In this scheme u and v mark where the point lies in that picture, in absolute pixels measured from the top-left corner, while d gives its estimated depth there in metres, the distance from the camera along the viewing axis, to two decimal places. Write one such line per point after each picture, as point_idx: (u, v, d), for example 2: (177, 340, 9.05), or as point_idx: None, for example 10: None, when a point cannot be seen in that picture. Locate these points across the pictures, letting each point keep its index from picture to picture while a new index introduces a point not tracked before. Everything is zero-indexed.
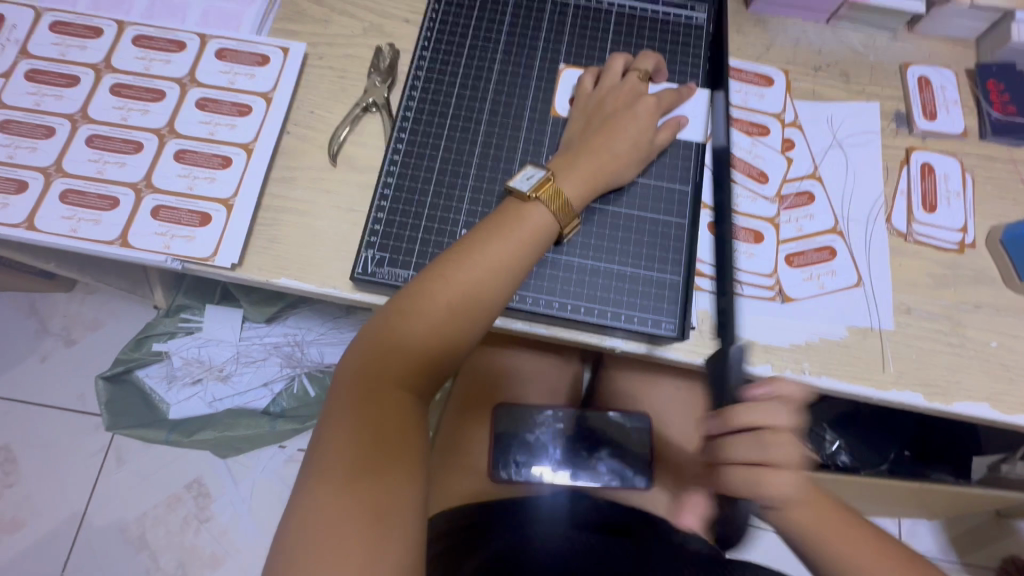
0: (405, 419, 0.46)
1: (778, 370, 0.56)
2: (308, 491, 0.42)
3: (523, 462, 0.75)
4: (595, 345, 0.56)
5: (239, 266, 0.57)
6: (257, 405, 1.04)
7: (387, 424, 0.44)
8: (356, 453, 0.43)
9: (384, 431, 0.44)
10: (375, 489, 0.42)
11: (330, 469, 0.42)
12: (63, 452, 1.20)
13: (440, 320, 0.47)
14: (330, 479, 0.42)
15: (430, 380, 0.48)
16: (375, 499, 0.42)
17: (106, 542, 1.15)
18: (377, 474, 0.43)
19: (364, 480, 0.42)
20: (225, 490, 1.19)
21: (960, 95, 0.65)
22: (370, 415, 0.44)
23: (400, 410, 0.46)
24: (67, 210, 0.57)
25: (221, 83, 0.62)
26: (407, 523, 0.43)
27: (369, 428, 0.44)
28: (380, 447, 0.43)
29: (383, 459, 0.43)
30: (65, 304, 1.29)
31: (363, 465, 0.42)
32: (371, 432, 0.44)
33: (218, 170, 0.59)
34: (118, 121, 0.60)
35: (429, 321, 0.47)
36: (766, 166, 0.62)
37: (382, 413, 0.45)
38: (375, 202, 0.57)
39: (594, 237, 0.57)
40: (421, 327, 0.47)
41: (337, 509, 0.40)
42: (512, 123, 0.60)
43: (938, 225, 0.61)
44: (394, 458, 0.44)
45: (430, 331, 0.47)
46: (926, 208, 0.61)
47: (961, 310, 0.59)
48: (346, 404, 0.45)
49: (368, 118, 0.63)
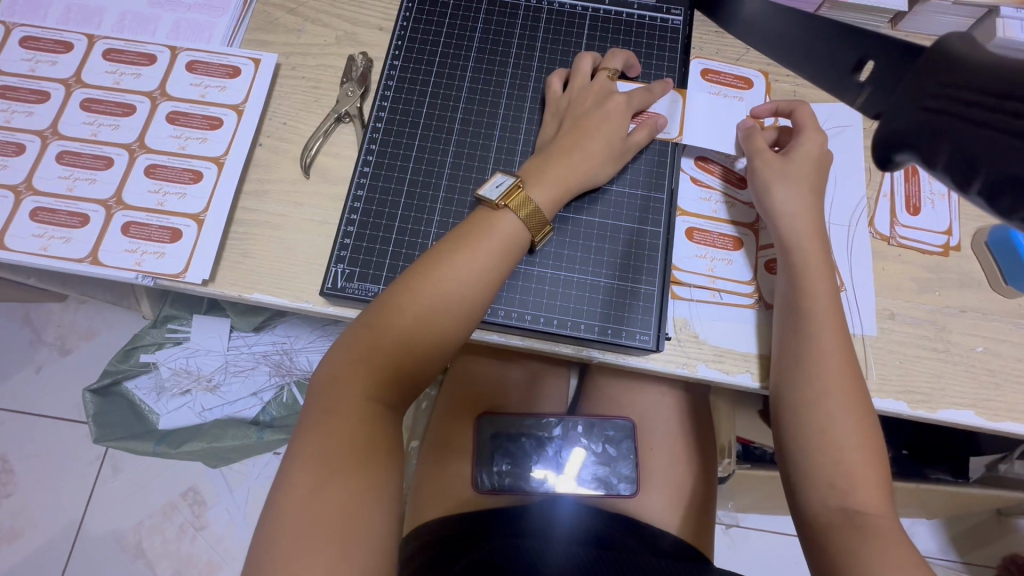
0: (380, 425, 0.45)
1: (758, 380, 0.55)
2: (283, 497, 0.41)
3: (506, 471, 0.73)
4: (570, 356, 0.56)
5: (211, 281, 0.57)
6: (246, 415, 1.03)
7: (361, 433, 0.44)
8: (331, 458, 0.42)
9: (357, 439, 0.43)
10: (346, 497, 0.41)
11: (302, 474, 0.41)
12: (57, 463, 1.20)
13: (410, 330, 0.46)
14: (302, 484, 0.41)
15: (402, 386, 0.47)
16: (349, 503, 0.41)
17: (101, 552, 1.15)
18: (350, 480, 0.42)
19: (335, 488, 0.41)
20: (218, 499, 1.19)
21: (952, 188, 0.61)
22: (342, 421, 0.44)
23: (374, 416, 0.45)
24: (38, 228, 0.57)
25: (192, 96, 0.61)
26: (378, 534, 0.41)
27: (343, 434, 0.43)
28: (352, 457, 0.43)
29: (357, 468, 0.42)
30: (57, 315, 1.29)
31: (336, 470, 0.42)
32: (346, 437, 0.43)
33: (189, 185, 0.58)
34: (88, 136, 0.60)
35: (400, 331, 0.46)
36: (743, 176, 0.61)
37: (356, 419, 0.44)
38: (345, 215, 0.56)
39: (567, 247, 0.56)
40: (390, 339, 0.46)
41: (311, 513, 0.40)
42: (485, 131, 0.60)
43: (921, 228, 0.60)
44: (369, 463, 0.43)
45: (401, 342, 0.46)
46: (909, 210, 0.60)
47: (946, 314, 0.58)
48: (319, 411, 0.44)
49: (341, 128, 0.62)
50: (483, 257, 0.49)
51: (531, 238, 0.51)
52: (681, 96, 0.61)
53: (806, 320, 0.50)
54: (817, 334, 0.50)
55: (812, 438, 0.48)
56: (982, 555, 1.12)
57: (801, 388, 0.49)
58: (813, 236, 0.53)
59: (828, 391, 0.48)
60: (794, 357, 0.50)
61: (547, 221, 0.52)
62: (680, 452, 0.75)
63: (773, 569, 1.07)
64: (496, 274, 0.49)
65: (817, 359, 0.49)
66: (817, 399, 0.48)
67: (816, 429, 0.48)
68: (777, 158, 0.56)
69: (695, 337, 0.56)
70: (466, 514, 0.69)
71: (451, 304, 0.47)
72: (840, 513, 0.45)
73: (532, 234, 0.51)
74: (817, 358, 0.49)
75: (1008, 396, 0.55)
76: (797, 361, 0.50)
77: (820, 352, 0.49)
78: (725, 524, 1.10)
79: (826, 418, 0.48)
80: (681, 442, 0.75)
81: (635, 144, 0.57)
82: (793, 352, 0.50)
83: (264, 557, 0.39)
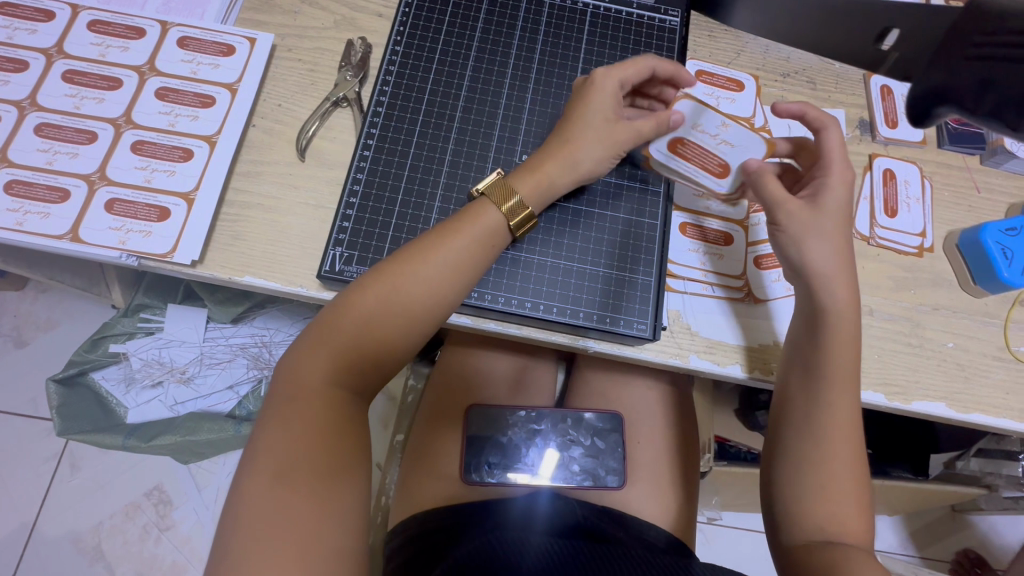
0: (345, 409, 0.45)
1: (747, 371, 0.56)
2: (244, 483, 0.40)
3: (495, 464, 0.73)
4: (567, 345, 0.56)
5: (200, 263, 0.55)
6: (221, 409, 1.00)
7: (326, 419, 0.44)
8: (295, 443, 0.42)
9: (323, 425, 0.43)
10: (310, 483, 0.41)
11: (265, 460, 0.41)
12: (12, 459, 1.13)
13: (373, 313, 0.45)
14: (264, 471, 0.40)
15: (367, 374, 0.46)
16: (315, 487, 0.41)
17: (56, 555, 1.09)
18: (317, 465, 0.42)
19: (299, 475, 0.41)
20: (186, 498, 1.14)
21: (924, 192, 0.65)
22: (309, 407, 0.43)
23: (336, 402, 0.45)
24: (13, 202, 0.54)
25: (183, 73, 0.59)
26: (346, 513, 0.42)
27: (313, 421, 0.43)
28: (317, 441, 0.42)
29: (320, 453, 0.42)
30: (14, 304, 1.22)
31: (305, 454, 0.42)
32: (313, 423, 0.43)
33: (178, 163, 0.56)
34: (70, 109, 0.57)
35: (364, 313, 0.45)
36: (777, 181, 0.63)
37: (320, 405, 0.44)
38: (344, 199, 0.56)
39: (566, 236, 0.57)
40: (352, 324, 0.45)
41: (272, 502, 0.39)
42: (486, 119, 0.60)
43: (899, 230, 0.63)
44: (332, 448, 0.43)
45: (355, 319, 0.45)
46: (888, 212, 0.63)
47: (919, 311, 0.61)
48: (283, 395, 0.44)
49: (338, 112, 0.61)
50: (448, 243, 0.48)
51: (510, 229, 0.50)
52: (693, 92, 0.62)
53: (821, 326, 0.50)
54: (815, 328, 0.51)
55: (780, 472, 0.49)
56: (939, 550, 1.17)
57: (802, 438, 0.49)
58: (840, 261, 0.51)
59: (834, 454, 0.47)
60: (800, 415, 0.49)
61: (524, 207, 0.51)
62: (667, 446, 0.76)
63: (748, 565, 1.10)
64: (462, 262, 0.48)
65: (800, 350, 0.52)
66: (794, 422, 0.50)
67: (813, 474, 0.47)
68: (804, 208, 0.52)
69: (687, 329, 0.57)
70: (450, 509, 0.69)
71: (426, 290, 0.47)
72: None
73: (513, 230, 0.51)
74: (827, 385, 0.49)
75: (975, 390, 0.58)
76: (810, 426, 0.49)
77: (827, 404, 0.48)
78: (704, 521, 1.12)
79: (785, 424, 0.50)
80: (667, 435, 0.77)
81: (623, 134, 0.54)
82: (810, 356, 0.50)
83: (226, 550, 0.38)
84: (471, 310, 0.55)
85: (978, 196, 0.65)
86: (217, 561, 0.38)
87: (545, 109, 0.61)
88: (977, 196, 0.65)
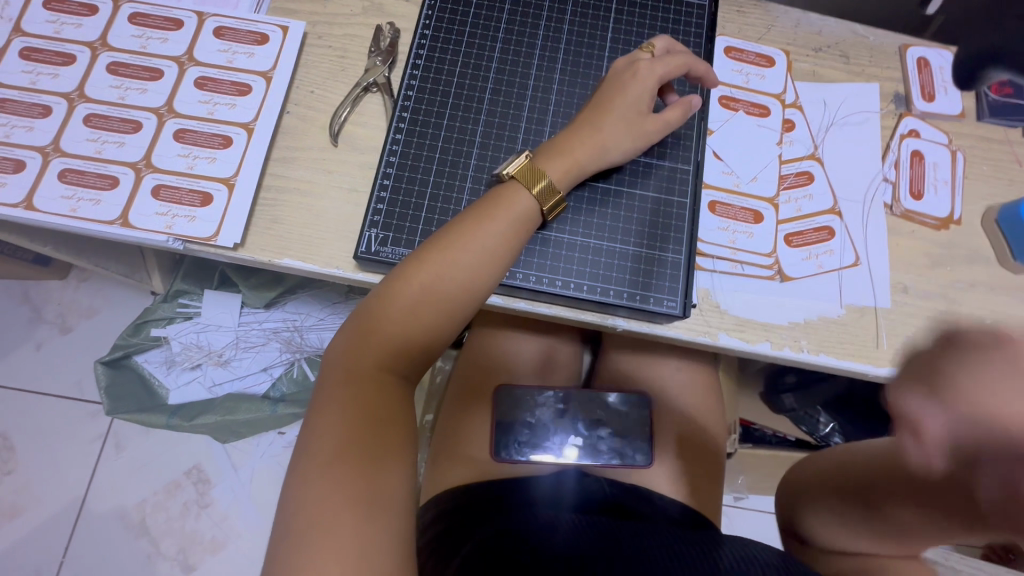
0: (390, 394, 0.45)
1: (777, 348, 0.57)
2: (299, 468, 0.41)
3: (523, 442, 0.74)
4: (598, 324, 0.57)
5: (242, 245, 0.57)
6: (257, 390, 1.03)
7: (377, 408, 0.44)
8: (348, 430, 0.42)
9: (373, 413, 0.43)
10: (362, 467, 0.40)
11: (315, 450, 0.41)
12: (63, 439, 1.20)
13: (416, 299, 0.47)
14: (319, 456, 0.41)
15: (413, 359, 0.47)
16: (368, 473, 0.40)
17: (106, 529, 1.16)
18: (369, 453, 0.41)
19: (352, 461, 0.40)
20: (225, 476, 1.19)
21: (952, 175, 0.63)
22: (358, 395, 0.44)
23: (385, 390, 0.45)
24: (67, 189, 0.57)
25: (219, 62, 0.61)
26: (396, 502, 0.41)
27: (362, 409, 0.43)
28: (368, 430, 0.42)
29: (373, 440, 0.42)
30: (60, 292, 1.28)
31: (350, 438, 0.41)
32: (364, 411, 0.43)
33: (218, 150, 0.59)
34: (115, 100, 0.60)
35: (407, 299, 0.47)
36: (811, 160, 0.63)
37: (367, 391, 0.44)
38: (377, 182, 0.57)
39: (596, 215, 0.57)
40: (396, 309, 0.46)
41: (321, 487, 0.39)
42: (515, 101, 0.60)
43: (923, 211, 0.62)
44: (384, 436, 0.43)
45: (399, 306, 0.46)
46: (912, 193, 0.62)
47: (956, 289, 0.60)
48: (329, 381, 0.45)
49: (369, 98, 0.62)
50: (483, 230, 0.49)
51: (543, 213, 0.52)
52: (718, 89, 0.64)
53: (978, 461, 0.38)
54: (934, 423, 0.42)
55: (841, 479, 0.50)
56: None
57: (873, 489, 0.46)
58: None
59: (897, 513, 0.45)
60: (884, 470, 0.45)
61: (557, 192, 0.52)
62: (693, 425, 0.77)
63: (773, 546, 1.11)
64: (499, 247, 0.49)
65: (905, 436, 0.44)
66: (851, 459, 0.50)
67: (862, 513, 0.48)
68: None
69: (717, 307, 0.58)
70: (484, 488, 0.70)
71: (468, 275, 0.48)
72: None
73: (545, 211, 0.52)
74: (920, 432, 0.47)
75: None
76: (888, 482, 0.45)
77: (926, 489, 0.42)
78: (729, 502, 1.13)
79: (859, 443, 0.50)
80: (692, 413, 0.77)
81: (652, 128, 0.55)
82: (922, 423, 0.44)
83: (280, 533, 0.38)
84: (503, 289, 0.56)
85: (1020, 170, 0.64)
86: (274, 540, 0.38)
87: (572, 89, 0.61)
88: (1019, 170, 0.64)
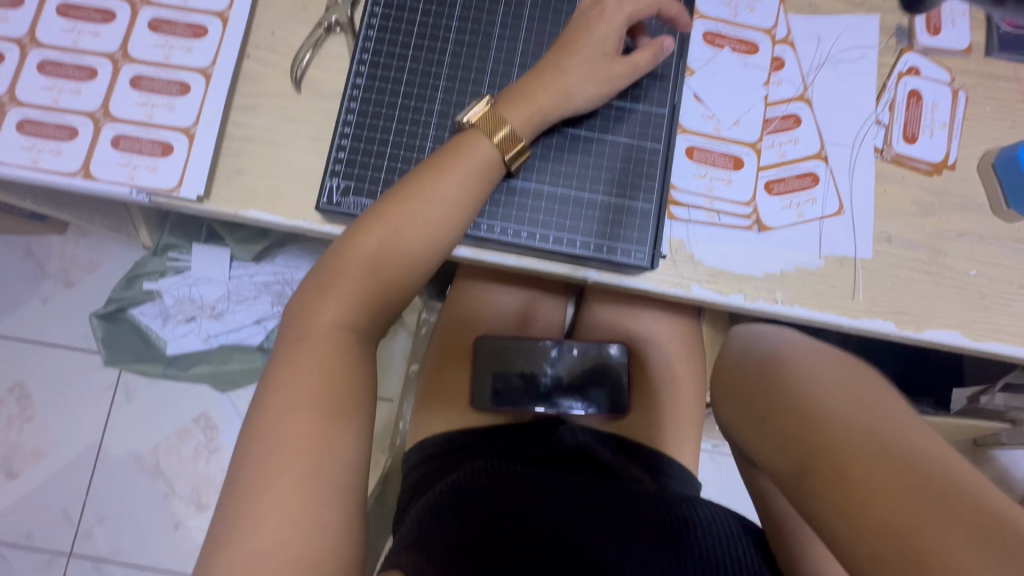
0: (345, 352, 0.45)
1: (749, 300, 0.56)
2: (254, 419, 0.42)
3: (503, 392, 0.74)
4: (567, 276, 0.56)
5: (206, 197, 0.56)
6: (251, 342, 1.05)
7: (329, 363, 0.44)
8: (300, 384, 0.42)
9: (326, 368, 0.43)
10: (311, 416, 0.41)
11: (269, 401, 0.42)
12: (73, 388, 1.25)
13: (373, 254, 0.46)
14: (272, 408, 0.41)
15: (371, 314, 0.47)
16: (316, 423, 0.41)
17: (121, 471, 1.22)
18: (319, 406, 0.42)
19: (301, 413, 0.41)
20: (229, 423, 1.24)
21: (951, 117, 0.60)
22: (311, 348, 0.44)
23: (340, 344, 0.45)
24: (27, 140, 0.56)
25: (174, 2, 0.58)
26: (348, 450, 0.42)
27: (315, 364, 0.43)
28: (321, 384, 0.43)
29: (326, 395, 0.43)
30: (58, 247, 1.29)
31: (301, 397, 0.42)
32: (315, 365, 0.43)
33: (176, 97, 0.57)
34: (69, 45, 0.57)
35: (365, 254, 0.46)
36: (800, 101, 0.59)
37: (321, 348, 0.44)
38: (338, 129, 0.55)
39: (564, 162, 0.55)
40: (352, 265, 0.46)
41: (269, 443, 0.40)
42: (481, 41, 0.57)
43: (917, 155, 0.58)
44: (335, 388, 0.43)
45: (356, 261, 0.46)
46: (906, 137, 0.59)
47: (943, 238, 0.57)
48: (287, 341, 0.45)
49: (331, 39, 0.59)
50: (443, 183, 0.47)
51: (504, 163, 0.50)
52: (700, 23, 0.60)
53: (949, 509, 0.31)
54: (944, 532, 0.31)
55: (776, 428, 0.43)
56: None
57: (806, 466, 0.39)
58: None
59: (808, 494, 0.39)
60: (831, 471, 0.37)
61: (519, 140, 0.50)
62: (673, 375, 0.77)
63: None
64: (458, 200, 0.48)
65: (877, 508, 0.33)
66: (777, 415, 0.44)
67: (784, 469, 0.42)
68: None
69: (690, 258, 0.56)
70: (463, 435, 0.72)
71: (426, 229, 0.47)
72: (796, 551, 0.52)
73: (507, 160, 0.50)
74: (913, 439, 0.36)
75: (996, 318, 0.56)
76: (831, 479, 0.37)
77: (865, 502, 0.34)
78: (714, 450, 1.16)
79: (794, 394, 0.43)
80: (671, 364, 0.77)
81: (618, 70, 0.52)
82: (920, 476, 0.33)
83: (235, 476, 0.40)
84: (469, 241, 0.55)
85: None
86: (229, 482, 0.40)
87: (543, 27, 0.57)
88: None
